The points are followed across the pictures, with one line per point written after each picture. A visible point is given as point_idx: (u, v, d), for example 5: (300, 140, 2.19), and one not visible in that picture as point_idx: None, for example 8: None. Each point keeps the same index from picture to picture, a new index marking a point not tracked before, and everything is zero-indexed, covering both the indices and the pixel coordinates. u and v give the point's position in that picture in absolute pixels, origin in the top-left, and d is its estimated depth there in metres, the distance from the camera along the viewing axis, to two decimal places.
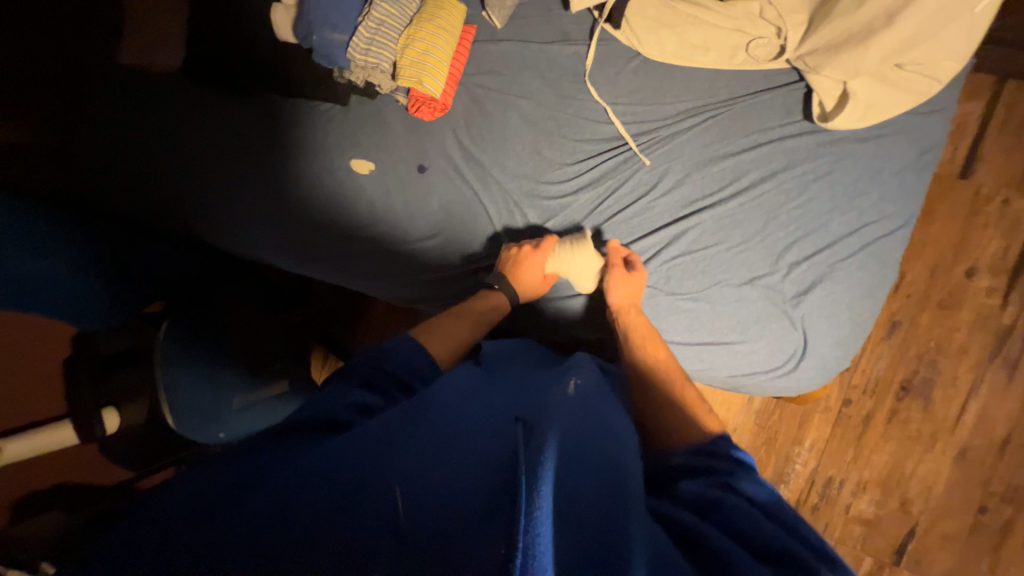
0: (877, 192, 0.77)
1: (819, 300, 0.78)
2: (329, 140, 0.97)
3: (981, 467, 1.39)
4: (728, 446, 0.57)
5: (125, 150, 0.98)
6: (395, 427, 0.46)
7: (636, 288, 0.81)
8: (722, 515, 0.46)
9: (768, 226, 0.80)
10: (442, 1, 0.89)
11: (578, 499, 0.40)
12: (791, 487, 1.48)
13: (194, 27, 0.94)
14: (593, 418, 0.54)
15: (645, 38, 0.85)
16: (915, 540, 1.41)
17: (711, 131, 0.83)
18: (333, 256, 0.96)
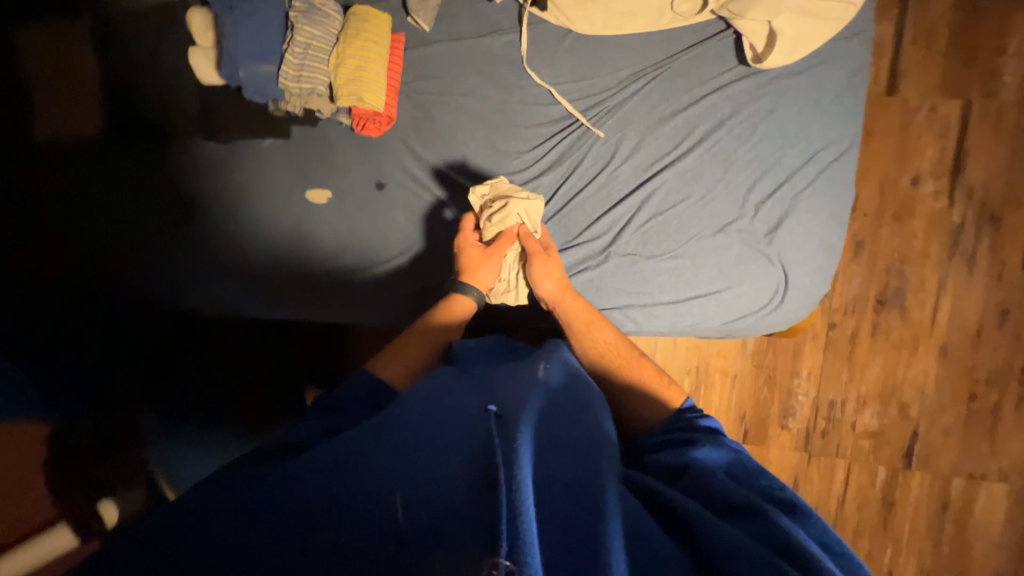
0: (821, 120, 0.80)
1: (790, 233, 0.81)
2: (273, 177, 0.95)
3: (961, 358, 1.50)
4: (692, 419, 0.69)
5: (60, 222, 0.94)
6: (373, 436, 0.48)
7: (558, 275, 0.83)
8: (688, 473, 0.56)
9: (729, 173, 0.83)
10: (364, 13, 0.87)
11: (558, 478, 0.44)
12: (800, 418, 1.56)
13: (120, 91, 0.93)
14: (567, 401, 0.59)
15: (572, 15, 0.86)
16: (919, 440, 1.53)
17: (655, 93, 0.85)
18: (299, 294, 0.94)
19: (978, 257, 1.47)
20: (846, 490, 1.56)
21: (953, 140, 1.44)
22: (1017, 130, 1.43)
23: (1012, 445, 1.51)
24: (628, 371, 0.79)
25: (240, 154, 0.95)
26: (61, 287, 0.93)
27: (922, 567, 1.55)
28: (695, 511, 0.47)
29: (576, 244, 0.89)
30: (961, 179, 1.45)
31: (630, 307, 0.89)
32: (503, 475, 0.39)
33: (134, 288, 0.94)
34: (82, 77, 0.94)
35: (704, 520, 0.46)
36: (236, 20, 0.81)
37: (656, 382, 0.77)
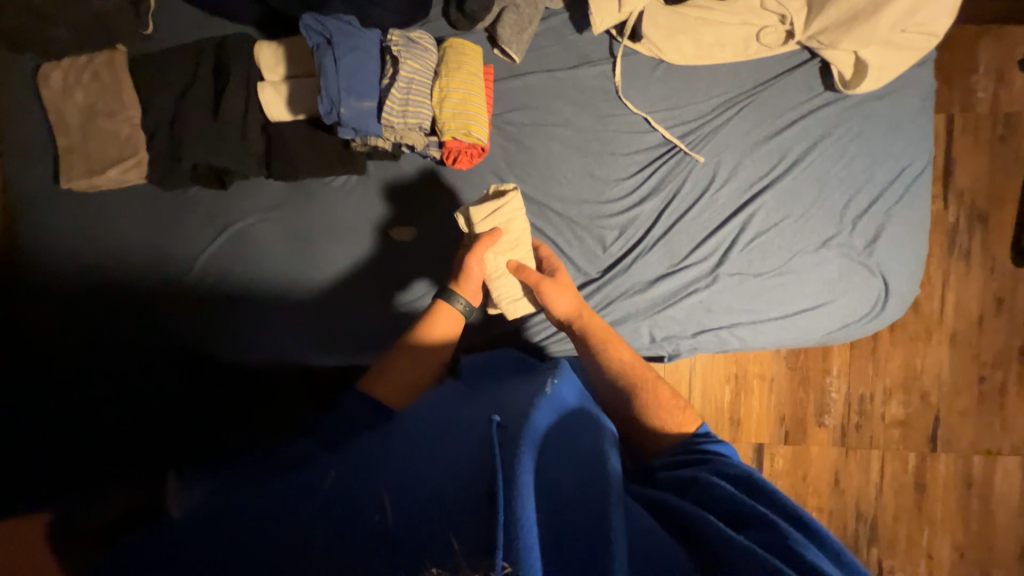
0: (904, 139, 0.87)
1: (887, 245, 0.87)
2: (308, 223, 0.98)
3: (970, 344, 1.63)
4: (701, 441, 0.68)
5: (106, 287, 0.96)
6: (396, 438, 0.52)
7: (570, 292, 0.83)
8: (696, 489, 0.57)
9: (825, 191, 0.87)
10: (461, 46, 0.85)
11: (562, 495, 0.47)
12: (835, 414, 1.63)
13: (190, 137, 0.91)
14: (578, 422, 0.60)
15: (665, 46, 0.89)
16: (942, 424, 1.64)
17: (749, 118, 0.89)
18: (334, 335, 0.98)
19: (974, 251, 1.61)
20: (883, 479, 1.63)
21: (943, 149, 1.59)
22: (993, 138, 1.57)
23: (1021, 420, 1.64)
24: (656, 389, 0.77)
25: (313, 194, 0.98)
26: (109, 348, 0.94)
27: (956, 543, 1.63)
28: (704, 526, 0.50)
29: (681, 268, 0.90)
30: (952, 184, 1.59)
31: (738, 325, 0.90)
32: (503, 495, 0.42)
33: (188, 344, 0.95)
34: (150, 131, 0.94)
35: (708, 533, 0.49)
36: (336, 56, 0.77)
37: (668, 408, 0.75)
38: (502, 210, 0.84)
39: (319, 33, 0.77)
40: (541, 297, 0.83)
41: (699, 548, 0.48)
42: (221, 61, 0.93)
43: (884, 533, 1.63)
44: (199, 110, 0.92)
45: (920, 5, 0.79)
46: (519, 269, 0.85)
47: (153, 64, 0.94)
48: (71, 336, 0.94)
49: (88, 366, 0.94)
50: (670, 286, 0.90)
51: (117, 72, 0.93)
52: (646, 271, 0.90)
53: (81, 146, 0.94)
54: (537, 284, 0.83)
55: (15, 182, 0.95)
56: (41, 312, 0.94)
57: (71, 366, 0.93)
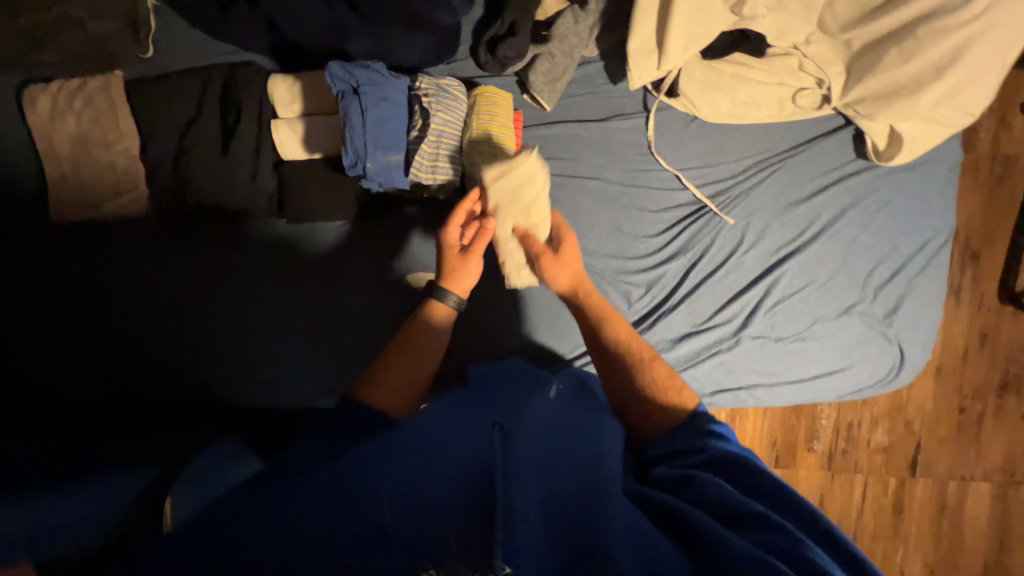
0: (929, 211, 0.88)
1: (906, 317, 0.88)
2: (323, 262, 0.94)
3: (953, 377, 1.59)
4: (704, 422, 0.61)
5: (87, 284, 0.90)
6: (392, 444, 0.49)
7: (573, 265, 0.75)
8: (693, 487, 0.53)
9: (850, 259, 0.88)
10: (489, 93, 0.81)
11: (558, 493, 0.46)
12: (823, 440, 1.58)
13: (198, 169, 0.85)
14: (579, 434, 0.57)
15: (699, 102, 0.86)
16: (922, 450, 1.60)
17: (780, 181, 0.88)
18: (336, 368, 0.94)
19: (965, 286, 1.56)
20: (864, 504, 1.61)
21: None
22: (991, 172, 1.51)
23: (995, 448, 1.61)
24: (653, 363, 0.70)
25: (329, 237, 0.94)
26: (109, 365, 0.91)
27: (928, 560, 1.63)
28: (707, 528, 0.46)
29: (705, 328, 0.89)
30: None
31: (757, 386, 0.90)
32: (498, 506, 0.39)
33: (170, 341, 0.91)
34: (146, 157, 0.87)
35: (710, 537, 0.45)
36: (364, 106, 0.73)
37: (665, 386, 0.68)
38: (519, 173, 0.74)
39: (346, 81, 0.73)
40: (538, 270, 0.76)
41: (702, 552, 0.44)
42: (230, 91, 0.86)
43: None
44: (206, 143, 0.85)
45: (963, 85, 0.77)
46: (525, 238, 0.76)
47: (152, 87, 0.86)
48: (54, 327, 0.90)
49: (88, 381, 0.91)
50: (694, 346, 0.89)
51: (113, 96, 0.85)
52: (670, 330, 0.89)
53: (67, 169, 0.86)
54: (537, 256, 0.75)
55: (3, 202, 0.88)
56: (34, 331, 0.90)
57: (69, 383, 0.90)
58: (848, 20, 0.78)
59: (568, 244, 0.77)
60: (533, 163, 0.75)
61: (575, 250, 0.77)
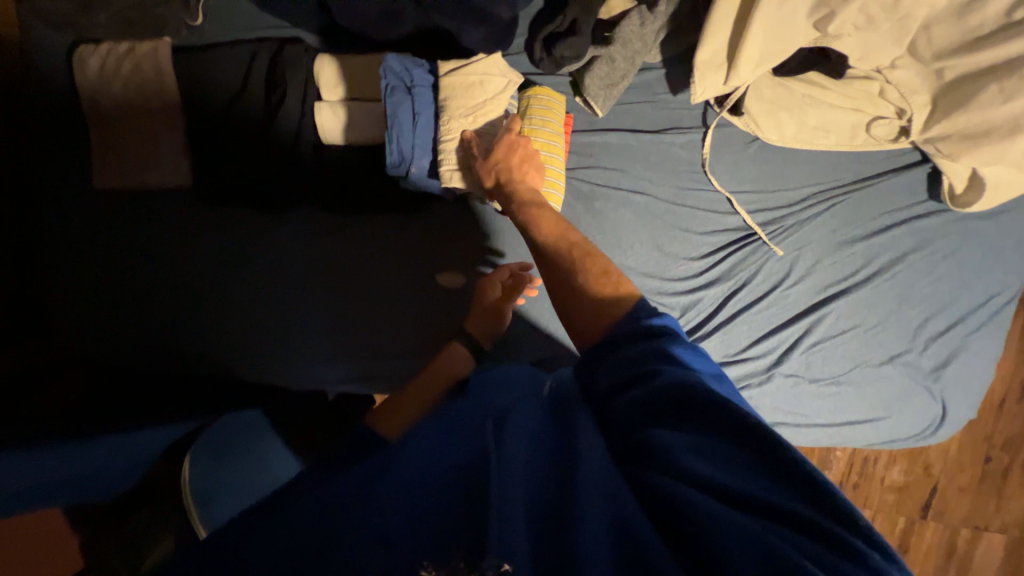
0: (1000, 265, 0.82)
1: (955, 374, 0.84)
2: (352, 250, 0.93)
3: (982, 426, 1.51)
4: (638, 324, 0.51)
5: (115, 240, 0.90)
6: (387, 449, 0.46)
7: (512, 169, 0.70)
8: (660, 457, 0.40)
9: (905, 305, 0.83)
10: (538, 96, 0.77)
11: (532, 472, 0.40)
12: (835, 472, 1.52)
13: (239, 141, 0.84)
14: (550, 405, 0.49)
15: (764, 122, 0.80)
16: (938, 495, 1.54)
17: (840, 216, 0.83)
18: (352, 352, 0.94)
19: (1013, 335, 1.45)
20: None
21: None
22: None
23: (1014, 501, 1.53)
24: (588, 260, 0.63)
25: (362, 226, 0.93)
26: (135, 328, 0.90)
27: None
28: (689, 504, 0.36)
29: (737, 360, 0.85)
30: None
31: (782, 425, 0.87)
32: (492, 509, 0.36)
33: (187, 306, 0.91)
34: (187, 119, 0.85)
35: (705, 527, 0.35)
36: (416, 107, 0.72)
37: (598, 283, 0.60)
38: (474, 72, 0.72)
39: (400, 78, 0.71)
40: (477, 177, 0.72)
41: (686, 543, 0.35)
42: (277, 67, 0.84)
43: None
44: (250, 119, 0.84)
45: None
46: (466, 142, 0.72)
47: (202, 58, 0.84)
48: (76, 276, 0.90)
49: (112, 342, 0.90)
50: None
51: (160, 61, 0.83)
52: None
53: (111, 124, 0.85)
54: (474, 159, 0.72)
55: (44, 150, 0.88)
56: (64, 287, 0.90)
57: (84, 333, 0.90)
58: (944, 48, 0.71)
59: (512, 145, 0.71)
60: (489, 62, 0.73)
61: (519, 155, 0.71)
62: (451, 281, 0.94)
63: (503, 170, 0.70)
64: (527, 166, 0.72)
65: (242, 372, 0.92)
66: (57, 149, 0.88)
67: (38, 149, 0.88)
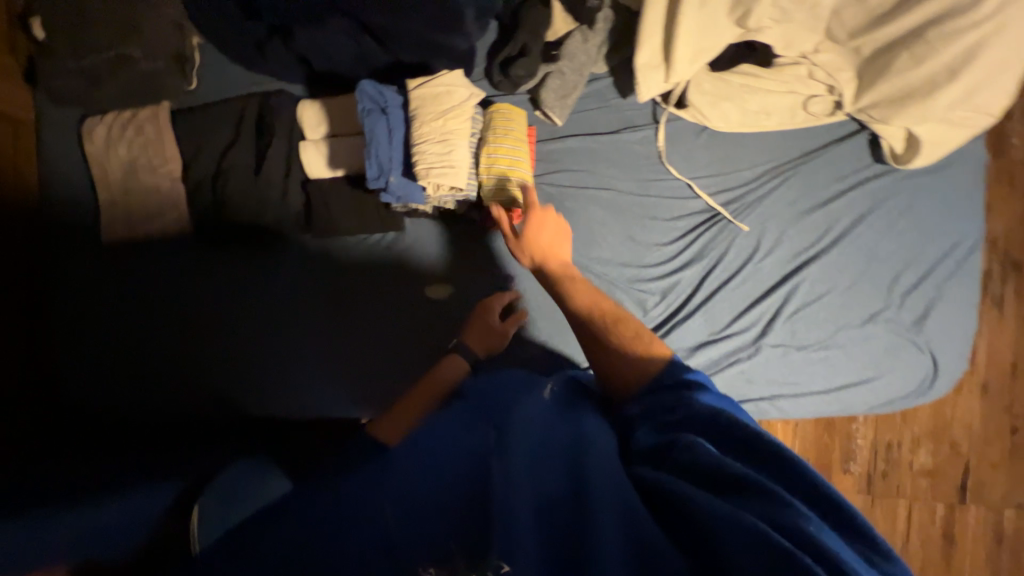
0: (955, 213, 0.86)
1: (936, 324, 0.86)
2: (343, 273, 0.97)
3: (1004, 395, 1.41)
4: (677, 373, 0.57)
5: (120, 299, 0.95)
6: (387, 459, 0.49)
7: (543, 245, 0.75)
8: (683, 463, 0.44)
9: (873, 264, 0.86)
10: (499, 109, 0.85)
11: (538, 485, 0.42)
12: (861, 462, 1.45)
13: (233, 185, 0.91)
14: (558, 416, 0.54)
15: (709, 112, 0.87)
16: (972, 474, 1.44)
17: (793, 188, 0.88)
18: (352, 376, 0.96)
19: (1009, 298, 1.37)
20: (909, 528, 1.46)
21: (994, 174, 1.32)
22: None
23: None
24: (621, 323, 0.66)
25: (349, 250, 0.97)
26: (143, 382, 0.94)
27: None
28: (701, 506, 0.39)
29: (723, 336, 0.88)
30: (997, 219, 1.33)
31: (780, 397, 0.88)
32: (494, 506, 0.40)
33: (191, 360, 0.95)
34: (187, 173, 0.93)
35: (713, 513, 0.38)
36: (390, 124, 0.78)
37: (631, 342, 0.63)
38: (440, 84, 0.78)
39: (375, 101, 0.77)
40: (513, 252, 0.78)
41: (689, 527, 0.39)
42: (265, 117, 0.92)
43: None
44: (241, 167, 0.92)
45: (981, 86, 0.76)
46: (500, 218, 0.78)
47: (196, 117, 0.93)
48: (85, 341, 0.94)
49: (124, 395, 0.93)
50: (712, 354, 0.88)
51: (160, 124, 0.92)
52: (687, 338, 0.88)
53: (117, 188, 0.93)
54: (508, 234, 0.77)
55: (55, 221, 0.95)
56: (75, 349, 0.94)
57: (93, 393, 0.93)
58: (855, 28, 0.77)
59: (540, 221, 0.75)
60: (453, 75, 0.79)
61: (550, 230, 0.75)
62: (440, 291, 0.97)
63: (533, 248, 0.75)
64: (559, 239, 0.75)
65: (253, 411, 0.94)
66: (66, 219, 0.95)
67: (49, 222, 0.95)
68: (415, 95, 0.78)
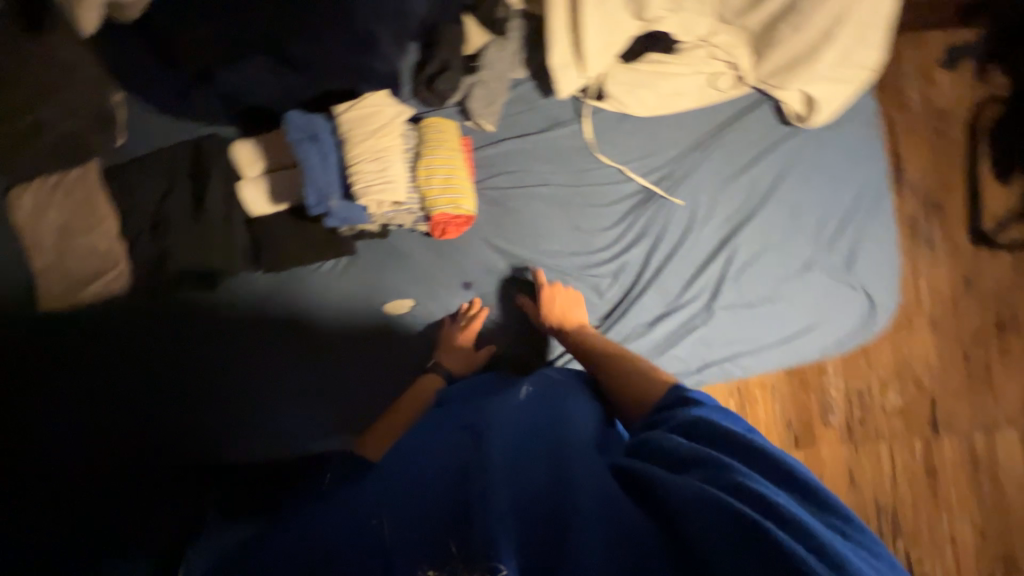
0: (860, 162, 0.95)
1: (864, 262, 0.92)
2: (299, 305, 0.96)
3: (952, 325, 1.46)
4: (673, 391, 0.69)
5: (73, 367, 0.93)
6: (382, 470, 0.60)
7: (561, 311, 0.88)
8: (667, 458, 0.56)
9: (799, 217, 0.92)
10: (430, 123, 0.88)
11: (529, 488, 0.53)
12: (840, 413, 1.44)
13: (168, 229, 0.89)
14: (528, 415, 0.66)
15: (628, 100, 0.92)
16: (940, 406, 1.46)
17: (716, 159, 0.94)
18: (324, 405, 0.95)
19: (936, 234, 1.46)
20: (895, 470, 1.45)
21: (899, 126, 1.44)
22: (936, 117, 1.44)
23: (1011, 391, 1.47)
24: (631, 359, 0.81)
25: (302, 281, 0.96)
26: (112, 448, 0.92)
27: (975, 523, 1.44)
28: (667, 486, 0.50)
29: (679, 307, 0.92)
30: (911, 166, 1.44)
31: (740, 355, 0.92)
32: (478, 502, 0.50)
33: (156, 418, 0.93)
34: (117, 224, 0.90)
35: (675, 492, 0.49)
36: (324, 151, 0.80)
37: (640, 372, 0.77)
38: (368, 106, 0.81)
39: (305, 130, 0.79)
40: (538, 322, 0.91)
41: (656, 505, 0.50)
42: (198, 162, 0.92)
43: (906, 524, 1.44)
44: (178, 213, 0.89)
45: (853, 45, 0.86)
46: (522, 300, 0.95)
47: (128, 172, 0.92)
48: (42, 415, 0.91)
49: (89, 469, 0.91)
50: (671, 325, 0.91)
51: (85, 180, 0.90)
52: (643, 314, 0.92)
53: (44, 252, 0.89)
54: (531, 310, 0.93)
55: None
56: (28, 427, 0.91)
57: (58, 467, 0.90)
58: (740, 8, 0.85)
59: (553, 294, 0.89)
60: (380, 98, 0.82)
61: (566, 300, 0.89)
62: (402, 307, 0.96)
63: (552, 316, 0.88)
64: (575, 304, 0.89)
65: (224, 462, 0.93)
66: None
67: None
68: (344, 118, 0.80)
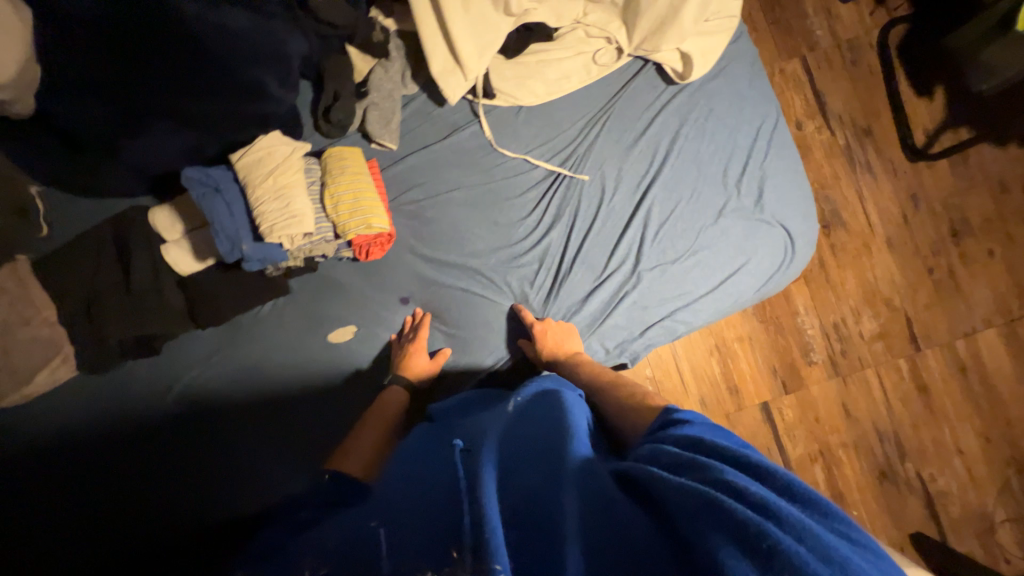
0: (749, 104, 0.98)
1: (772, 197, 0.95)
2: (248, 352, 0.99)
3: (907, 242, 1.48)
4: (665, 414, 0.58)
5: (41, 461, 0.92)
6: (371, 500, 0.56)
7: (554, 342, 0.89)
8: (667, 467, 0.48)
9: (703, 167, 0.96)
10: (331, 154, 0.91)
11: (524, 497, 0.47)
12: (820, 349, 1.45)
13: (104, 305, 0.90)
14: (521, 419, 0.60)
15: (518, 92, 0.97)
16: (917, 322, 1.47)
17: (611, 130, 0.97)
18: (292, 440, 0.98)
19: (872, 158, 1.48)
20: (888, 395, 1.44)
21: (808, 64, 1.48)
22: (841, 48, 1.48)
23: (979, 293, 1.48)
24: (618, 379, 0.78)
25: (247, 330, 0.99)
26: (97, 530, 0.91)
27: (979, 430, 1.44)
28: (669, 497, 0.43)
29: (607, 278, 0.94)
30: (830, 98, 1.48)
31: (677, 311, 0.95)
32: (468, 518, 0.44)
33: (138, 491, 0.94)
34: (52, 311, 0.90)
35: (679, 506, 0.42)
36: (227, 200, 0.82)
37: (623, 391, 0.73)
38: (261, 150, 0.84)
39: (204, 183, 0.80)
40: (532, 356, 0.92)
41: (663, 514, 0.43)
42: (121, 239, 0.94)
43: (910, 444, 1.42)
44: (111, 288, 0.91)
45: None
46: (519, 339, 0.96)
47: (53, 258, 0.92)
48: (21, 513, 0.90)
49: (88, 551, 0.91)
50: (602, 297, 0.94)
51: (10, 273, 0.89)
52: (576, 290, 0.95)
53: None
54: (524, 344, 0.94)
55: None
56: (17, 523, 0.90)
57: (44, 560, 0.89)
58: None
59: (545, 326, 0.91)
60: (271, 140, 0.85)
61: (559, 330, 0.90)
62: (347, 332, 0.99)
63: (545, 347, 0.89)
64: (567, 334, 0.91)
65: (220, 518, 0.94)
66: None
67: None
68: (241, 166, 0.83)
